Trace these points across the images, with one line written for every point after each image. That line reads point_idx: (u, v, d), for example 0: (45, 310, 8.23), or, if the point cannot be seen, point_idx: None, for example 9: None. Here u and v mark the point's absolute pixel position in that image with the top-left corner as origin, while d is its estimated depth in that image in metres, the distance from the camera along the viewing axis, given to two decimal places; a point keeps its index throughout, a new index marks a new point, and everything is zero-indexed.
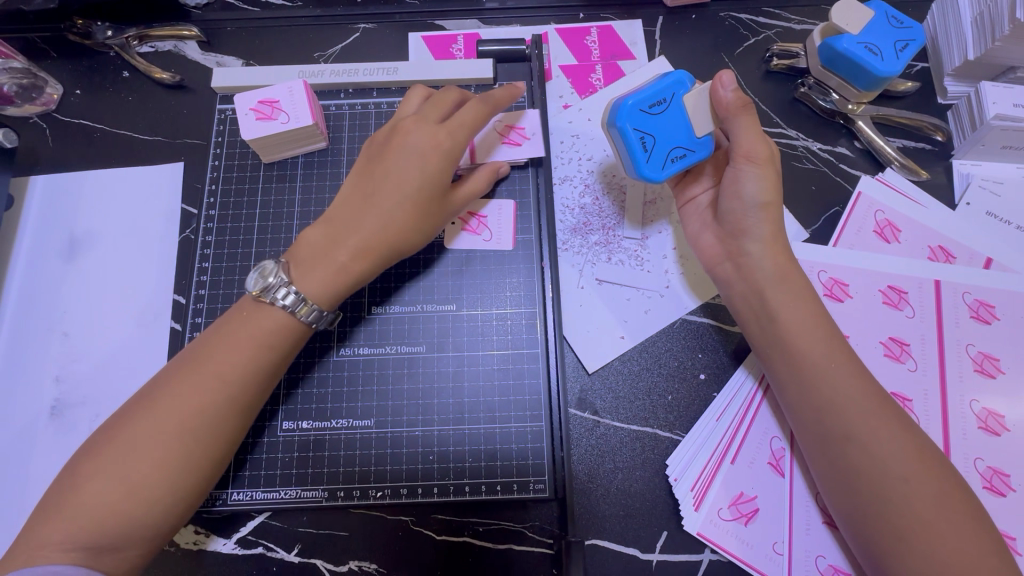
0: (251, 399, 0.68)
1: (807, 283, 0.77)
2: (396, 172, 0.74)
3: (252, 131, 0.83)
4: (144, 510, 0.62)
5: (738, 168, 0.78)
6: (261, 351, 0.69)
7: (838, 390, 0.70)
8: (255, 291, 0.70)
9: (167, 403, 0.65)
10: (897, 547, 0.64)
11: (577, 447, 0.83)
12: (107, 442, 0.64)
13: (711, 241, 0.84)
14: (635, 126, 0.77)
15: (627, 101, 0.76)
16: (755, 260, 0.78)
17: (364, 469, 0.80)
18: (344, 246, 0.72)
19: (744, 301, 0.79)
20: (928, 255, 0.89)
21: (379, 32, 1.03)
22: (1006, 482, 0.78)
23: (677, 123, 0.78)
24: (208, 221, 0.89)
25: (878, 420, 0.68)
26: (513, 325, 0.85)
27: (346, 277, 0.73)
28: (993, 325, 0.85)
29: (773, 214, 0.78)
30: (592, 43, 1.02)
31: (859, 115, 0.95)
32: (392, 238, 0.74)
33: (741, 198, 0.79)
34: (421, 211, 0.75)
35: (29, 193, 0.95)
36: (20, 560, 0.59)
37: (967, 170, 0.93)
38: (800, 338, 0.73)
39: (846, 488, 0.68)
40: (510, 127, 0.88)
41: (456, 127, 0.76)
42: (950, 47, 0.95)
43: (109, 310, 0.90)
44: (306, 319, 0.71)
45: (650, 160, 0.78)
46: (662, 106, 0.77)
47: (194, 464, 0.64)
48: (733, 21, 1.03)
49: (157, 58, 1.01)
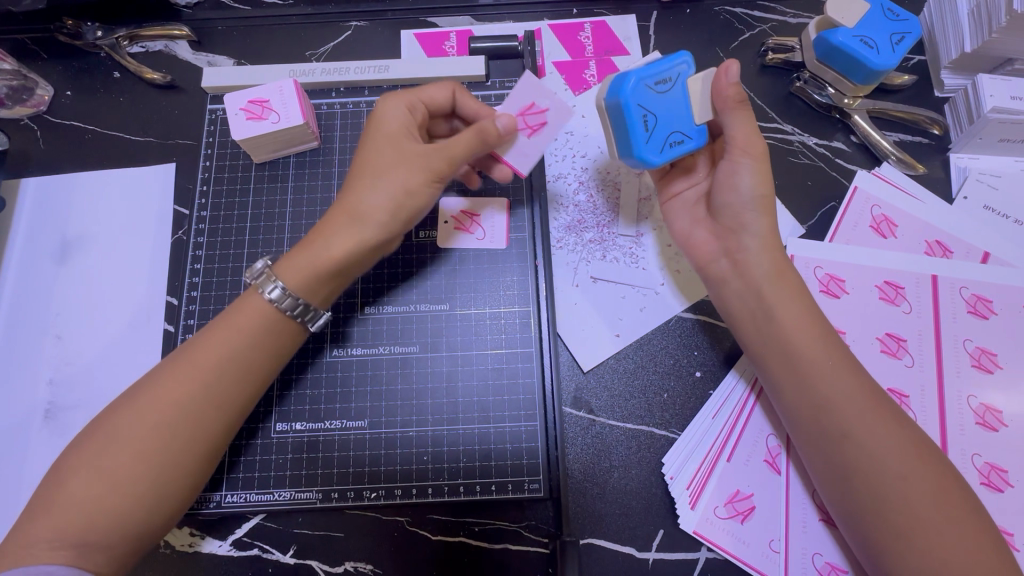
0: (231, 393, 0.67)
1: (796, 276, 0.77)
2: (366, 143, 0.73)
3: (242, 131, 0.83)
4: (134, 503, 0.62)
5: (735, 161, 0.77)
6: (244, 343, 0.68)
7: (836, 391, 0.69)
8: (248, 280, 0.71)
9: (151, 393, 0.65)
10: (893, 545, 0.63)
11: (572, 446, 0.83)
12: (94, 436, 0.63)
13: (703, 239, 0.83)
14: (640, 102, 0.71)
15: (633, 74, 0.71)
16: (751, 256, 0.77)
17: (358, 470, 0.79)
18: (315, 232, 0.71)
19: (738, 299, 0.78)
20: (926, 250, 0.89)
21: (371, 30, 1.02)
22: (1005, 477, 0.78)
23: (679, 107, 0.74)
24: (199, 222, 0.89)
25: (873, 419, 0.67)
26: (506, 324, 0.84)
27: (315, 253, 0.69)
28: (990, 320, 0.84)
29: (769, 208, 0.77)
30: (585, 39, 1.01)
31: (855, 109, 0.94)
32: (352, 209, 0.69)
33: (735, 191, 0.77)
34: (382, 169, 0.70)
35: (19, 195, 0.95)
36: (10, 560, 0.58)
37: (964, 164, 0.93)
38: (796, 336, 0.72)
39: (843, 486, 0.67)
40: (520, 113, 0.78)
41: (415, 98, 0.76)
42: (947, 39, 0.94)
43: (102, 313, 0.90)
44: (285, 310, 0.69)
45: (650, 141, 0.73)
46: (666, 85, 0.73)
47: (176, 461, 0.64)
48: (727, 15, 1.02)
49: (148, 59, 1.00)
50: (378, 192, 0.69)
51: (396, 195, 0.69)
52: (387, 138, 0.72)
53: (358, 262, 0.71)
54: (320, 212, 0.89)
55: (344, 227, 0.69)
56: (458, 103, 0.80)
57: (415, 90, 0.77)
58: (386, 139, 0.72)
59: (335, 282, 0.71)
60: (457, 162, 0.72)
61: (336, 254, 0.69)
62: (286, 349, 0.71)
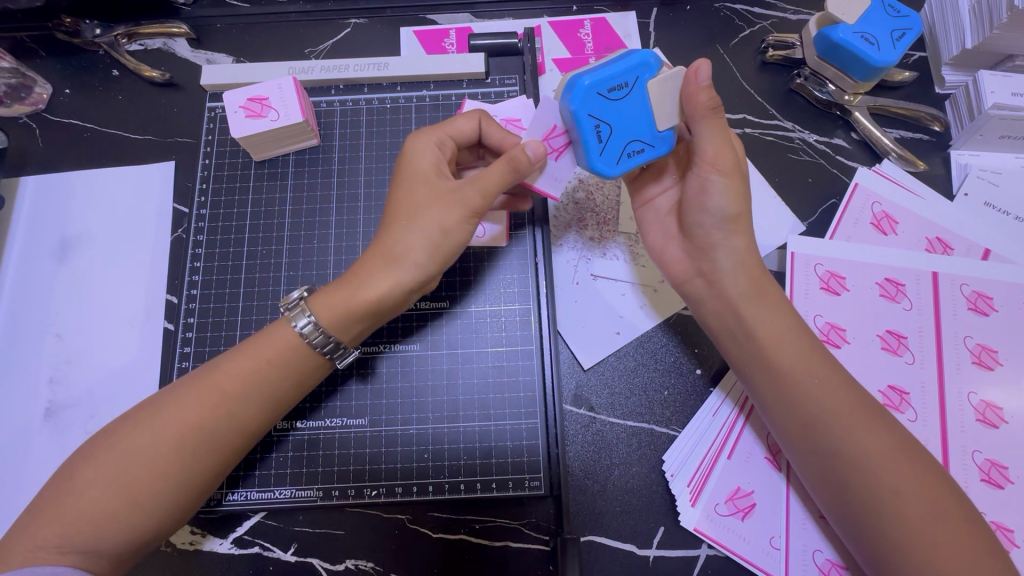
0: (250, 418, 0.67)
1: (775, 289, 0.75)
2: (401, 184, 0.72)
3: (241, 129, 0.83)
4: (150, 517, 0.62)
5: (704, 177, 0.71)
6: (265, 367, 0.68)
7: (824, 406, 0.68)
8: (282, 309, 0.71)
9: (169, 412, 0.64)
10: (893, 556, 0.63)
11: (573, 443, 0.82)
12: (109, 444, 0.63)
13: (678, 257, 0.80)
14: (591, 112, 0.67)
15: (583, 80, 0.65)
16: (726, 275, 0.75)
17: (358, 468, 0.79)
18: (349, 274, 0.70)
19: (717, 319, 0.77)
20: (926, 247, 0.89)
21: (369, 27, 1.02)
22: (1005, 474, 0.78)
23: (638, 113, 0.68)
24: (199, 220, 0.89)
25: (865, 433, 0.66)
26: (507, 322, 0.85)
27: (349, 296, 0.68)
28: (990, 316, 0.84)
29: (742, 226, 0.73)
30: (585, 36, 1.01)
31: (856, 106, 0.94)
32: (388, 250, 0.69)
33: (705, 210, 0.73)
34: (417, 209, 0.69)
35: (19, 194, 0.94)
36: (13, 560, 0.59)
37: (965, 161, 0.93)
38: (780, 352, 0.71)
39: (840, 499, 0.67)
40: (545, 136, 0.74)
41: (442, 132, 0.74)
42: (948, 35, 0.93)
43: (101, 311, 0.90)
44: (317, 346, 0.69)
45: (605, 152, 0.69)
46: (623, 90, 0.67)
47: (194, 478, 0.64)
48: (728, 12, 1.02)
49: (147, 56, 1.00)
50: (413, 232, 0.68)
51: (432, 233, 0.68)
52: (420, 179, 0.71)
53: (393, 305, 0.70)
54: (319, 210, 0.89)
55: (378, 269, 0.68)
56: (485, 132, 0.77)
57: (443, 126, 0.75)
58: (418, 181, 0.71)
59: (364, 324, 0.70)
60: (492, 194, 0.69)
61: (369, 296, 0.68)
62: (311, 380, 0.71)
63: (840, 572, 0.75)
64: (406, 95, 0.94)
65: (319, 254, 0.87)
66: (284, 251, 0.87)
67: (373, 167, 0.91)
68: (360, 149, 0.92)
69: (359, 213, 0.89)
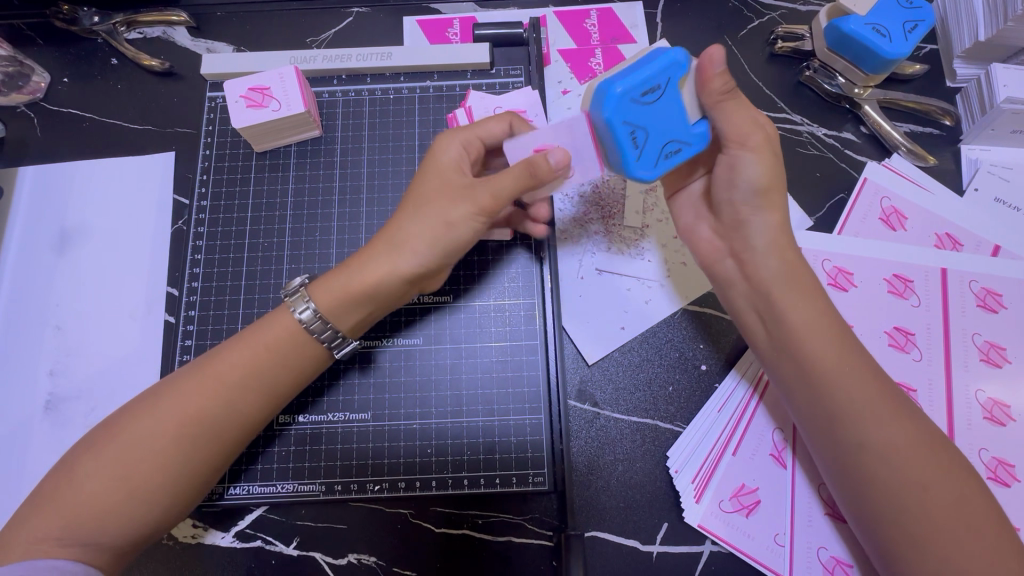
0: (248, 411, 0.66)
1: (811, 278, 0.72)
2: (420, 177, 0.72)
3: (241, 119, 0.82)
4: (149, 508, 0.62)
5: (733, 155, 0.69)
6: (265, 357, 0.67)
7: (852, 402, 0.66)
8: (284, 296, 0.71)
9: (168, 402, 0.64)
10: (911, 551, 0.63)
11: (577, 439, 0.82)
12: (109, 435, 0.63)
13: (708, 236, 0.79)
14: (626, 119, 0.63)
15: (615, 87, 0.61)
16: (758, 255, 0.72)
17: (361, 462, 0.79)
18: (351, 258, 0.70)
19: (747, 304, 0.75)
20: (935, 243, 0.88)
21: (372, 16, 1.00)
22: (1011, 472, 0.77)
23: (672, 113, 0.65)
24: (200, 212, 0.88)
25: (893, 431, 0.65)
26: (511, 316, 0.84)
27: (348, 273, 0.68)
28: (1000, 313, 0.83)
29: (773, 197, 0.70)
30: (592, 26, 0.99)
31: (866, 99, 0.92)
32: (393, 235, 0.68)
33: (733, 187, 0.71)
34: (426, 202, 0.69)
35: (18, 184, 0.93)
36: (14, 552, 0.58)
37: (975, 156, 0.91)
38: (809, 343, 0.69)
39: (861, 496, 0.66)
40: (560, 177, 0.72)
41: (476, 132, 0.74)
42: (960, 28, 0.92)
43: (101, 303, 0.89)
44: (319, 335, 0.68)
45: (642, 158, 0.65)
46: (655, 93, 0.63)
47: (195, 470, 0.64)
48: (735, 3, 1.00)
49: (146, 44, 0.98)
50: (419, 221, 0.68)
51: (435, 226, 0.67)
52: (438, 173, 0.71)
53: (392, 291, 0.69)
54: (321, 203, 0.88)
55: (379, 254, 0.68)
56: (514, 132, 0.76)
57: (473, 125, 0.74)
58: (436, 174, 0.71)
59: (366, 310, 0.69)
60: (502, 195, 0.67)
61: (371, 276, 0.67)
62: (311, 374, 0.71)
63: (846, 571, 0.74)
64: (410, 86, 0.92)
65: (322, 247, 0.86)
66: (285, 244, 0.86)
67: (376, 158, 0.90)
68: (363, 140, 0.90)
69: (361, 205, 0.88)
